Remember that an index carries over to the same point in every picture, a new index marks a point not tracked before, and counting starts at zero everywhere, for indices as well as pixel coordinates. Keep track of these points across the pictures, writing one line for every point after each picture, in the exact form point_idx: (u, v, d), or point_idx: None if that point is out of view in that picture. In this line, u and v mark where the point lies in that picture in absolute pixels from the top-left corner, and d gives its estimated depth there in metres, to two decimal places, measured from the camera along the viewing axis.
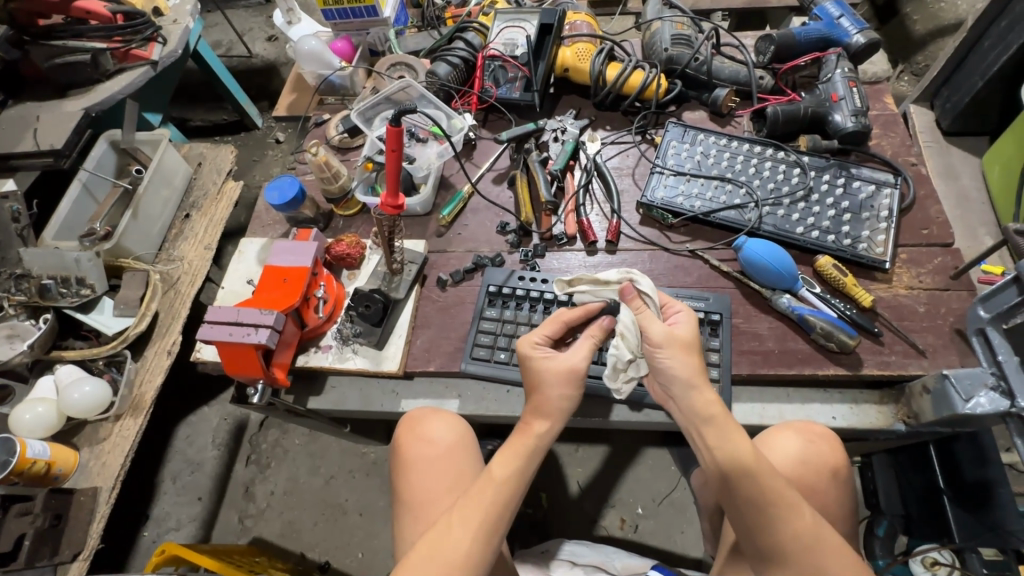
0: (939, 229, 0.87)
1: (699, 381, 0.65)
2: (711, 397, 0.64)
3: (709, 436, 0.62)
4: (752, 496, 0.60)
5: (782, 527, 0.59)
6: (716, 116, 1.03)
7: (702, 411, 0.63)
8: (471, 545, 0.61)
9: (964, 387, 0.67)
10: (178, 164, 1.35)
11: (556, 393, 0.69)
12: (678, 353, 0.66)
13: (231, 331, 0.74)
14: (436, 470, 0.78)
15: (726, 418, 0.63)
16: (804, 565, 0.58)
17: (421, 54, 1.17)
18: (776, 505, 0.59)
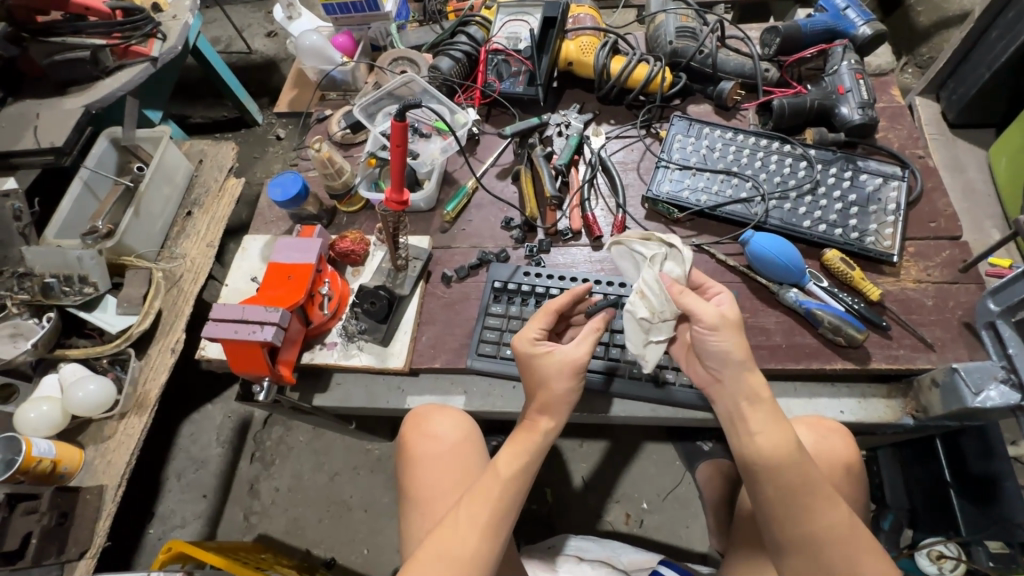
0: (947, 222, 0.86)
1: (749, 364, 0.63)
2: (759, 380, 0.63)
3: (749, 424, 0.62)
4: (785, 487, 0.59)
5: (812, 520, 0.59)
6: (721, 109, 1.02)
7: (744, 397, 0.62)
8: (481, 541, 0.61)
9: (973, 380, 0.66)
10: (179, 161, 1.34)
11: (560, 386, 0.68)
12: (727, 335, 0.63)
13: (237, 329, 0.73)
14: (445, 466, 0.77)
15: (771, 406, 0.62)
16: (831, 557, 0.58)
17: (423, 48, 1.16)
18: (810, 496, 0.59)
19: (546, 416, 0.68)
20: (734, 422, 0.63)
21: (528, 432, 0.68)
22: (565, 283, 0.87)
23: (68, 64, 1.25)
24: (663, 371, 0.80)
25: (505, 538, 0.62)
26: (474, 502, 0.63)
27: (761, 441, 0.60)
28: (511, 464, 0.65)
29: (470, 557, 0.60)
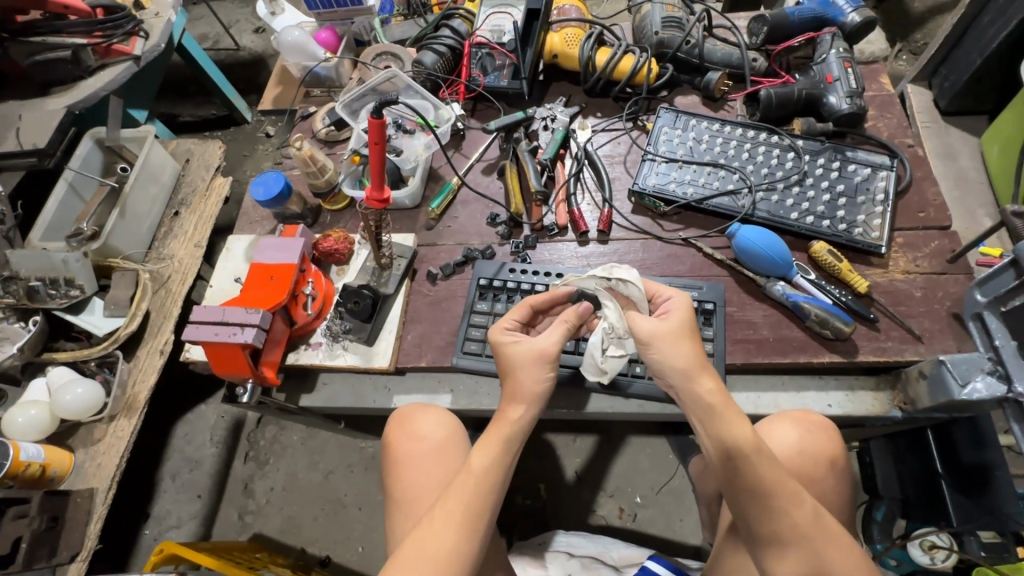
0: (937, 212, 0.85)
1: (695, 371, 0.63)
2: (711, 386, 0.62)
3: (707, 426, 0.61)
4: (753, 487, 0.59)
5: (783, 519, 0.58)
6: (708, 101, 1.01)
7: (699, 400, 0.62)
8: (457, 541, 0.60)
9: (959, 372, 0.66)
10: (165, 161, 1.33)
11: (530, 376, 0.67)
12: (671, 343, 0.64)
13: (217, 331, 0.73)
14: (428, 465, 0.77)
15: (725, 406, 0.62)
16: (809, 556, 0.58)
17: (408, 42, 1.14)
18: (777, 496, 0.59)
19: (520, 408, 0.66)
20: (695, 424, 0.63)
21: (499, 425, 0.66)
22: (551, 280, 0.87)
23: (49, 64, 1.23)
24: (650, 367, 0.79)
25: (483, 536, 0.62)
26: (447, 501, 0.63)
27: (721, 441, 0.60)
28: (484, 460, 0.64)
29: (446, 558, 0.59)
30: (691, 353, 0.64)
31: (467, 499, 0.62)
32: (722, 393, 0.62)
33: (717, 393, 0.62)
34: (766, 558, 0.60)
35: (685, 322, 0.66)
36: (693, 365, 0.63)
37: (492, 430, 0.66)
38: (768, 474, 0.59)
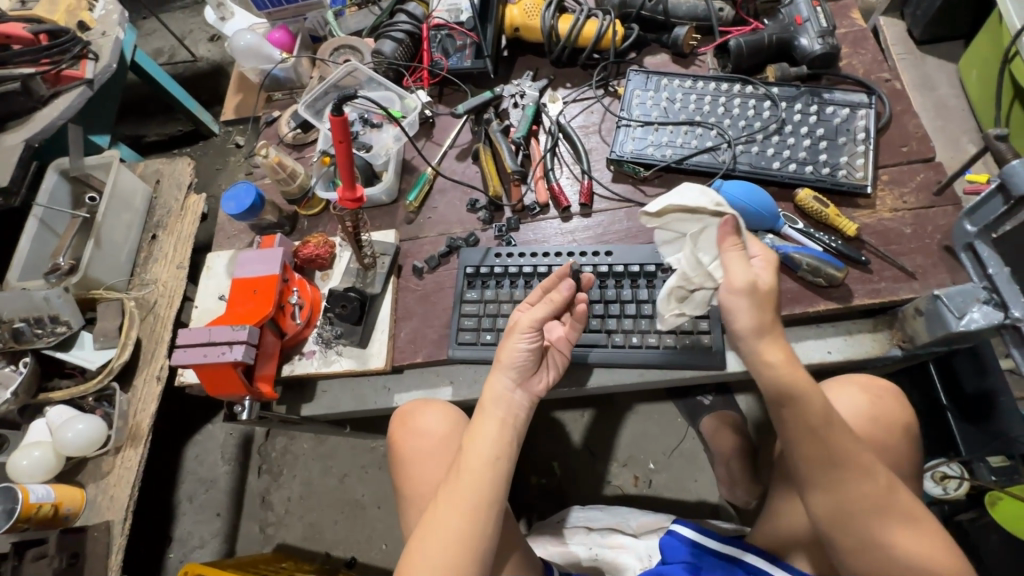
0: (919, 144, 0.83)
1: (771, 337, 0.60)
2: (778, 355, 0.60)
3: (773, 394, 0.60)
4: (815, 438, 0.59)
5: (835, 468, 0.59)
6: (678, 58, 0.98)
7: (765, 368, 0.60)
8: (467, 524, 0.60)
9: (956, 305, 0.65)
10: (135, 185, 1.30)
11: (516, 353, 0.68)
12: (732, 306, 0.61)
13: (205, 352, 0.71)
14: (436, 459, 0.77)
15: (798, 376, 0.59)
16: (862, 500, 0.58)
17: (364, 33, 1.10)
18: (832, 444, 0.59)
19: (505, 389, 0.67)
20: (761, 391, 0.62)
21: (488, 408, 0.66)
22: (537, 260, 0.86)
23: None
24: (645, 336, 0.79)
25: (493, 518, 0.61)
26: (446, 493, 0.62)
27: (789, 412, 0.59)
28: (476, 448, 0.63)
29: (453, 549, 0.59)
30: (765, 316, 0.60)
31: (467, 492, 0.61)
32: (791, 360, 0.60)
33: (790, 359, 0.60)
34: (815, 501, 0.60)
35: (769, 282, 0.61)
36: (763, 326, 0.60)
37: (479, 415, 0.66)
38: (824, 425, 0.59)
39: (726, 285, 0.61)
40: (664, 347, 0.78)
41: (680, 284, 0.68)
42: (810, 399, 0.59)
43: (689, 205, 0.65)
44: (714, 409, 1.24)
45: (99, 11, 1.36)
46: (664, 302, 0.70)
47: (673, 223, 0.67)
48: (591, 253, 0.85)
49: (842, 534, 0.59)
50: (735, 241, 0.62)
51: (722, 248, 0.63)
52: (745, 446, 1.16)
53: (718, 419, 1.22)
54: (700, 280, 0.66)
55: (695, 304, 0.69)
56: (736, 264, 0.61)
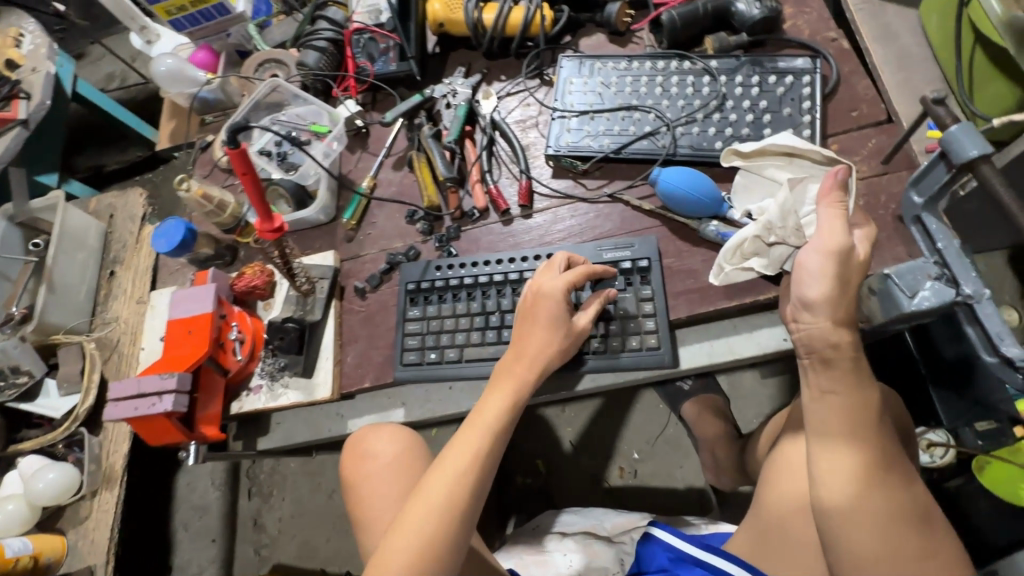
0: (870, 107, 0.78)
1: (846, 319, 0.56)
2: (833, 338, 0.55)
3: (820, 379, 0.56)
4: (840, 409, 0.55)
5: (850, 449, 0.54)
6: (615, 37, 0.92)
7: (821, 349, 0.56)
8: (435, 529, 0.62)
9: (906, 283, 0.61)
10: (87, 222, 1.28)
11: (538, 348, 0.71)
12: (814, 273, 0.56)
13: (136, 405, 0.70)
14: (385, 485, 0.74)
15: (860, 369, 0.56)
16: (882, 487, 0.53)
17: (288, 44, 1.05)
18: (859, 421, 0.55)
19: (511, 396, 0.69)
20: (806, 375, 0.58)
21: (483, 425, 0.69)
22: (479, 270, 0.82)
23: None
24: (591, 341, 0.74)
25: (462, 528, 0.64)
26: (421, 500, 0.64)
27: (832, 402, 0.56)
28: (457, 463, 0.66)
29: (418, 553, 0.61)
30: (846, 294, 0.55)
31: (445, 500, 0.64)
32: (854, 345, 0.56)
33: (858, 344, 0.56)
34: (825, 483, 0.55)
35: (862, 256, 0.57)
36: (840, 300, 0.55)
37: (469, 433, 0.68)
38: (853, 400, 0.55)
39: (817, 244, 0.56)
40: (611, 352, 0.74)
41: (757, 235, 0.67)
42: (867, 394, 0.55)
43: (785, 146, 0.69)
44: (694, 394, 1.21)
45: (28, 46, 1.32)
46: (733, 252, 0.69)
47: (767, 169, 0.71)
48: (533, 257, 0.81)
49: (845, 533, 0.53)
50: (837, 198, 0.57)
51: (820, 203, 0.57)
52: (727, 430, 1.13)
53: (699, 404, 1.19)
54: (783, 231, 0.65)
55: (769, 260, 0.68)
56: (834, 225, 0.56)
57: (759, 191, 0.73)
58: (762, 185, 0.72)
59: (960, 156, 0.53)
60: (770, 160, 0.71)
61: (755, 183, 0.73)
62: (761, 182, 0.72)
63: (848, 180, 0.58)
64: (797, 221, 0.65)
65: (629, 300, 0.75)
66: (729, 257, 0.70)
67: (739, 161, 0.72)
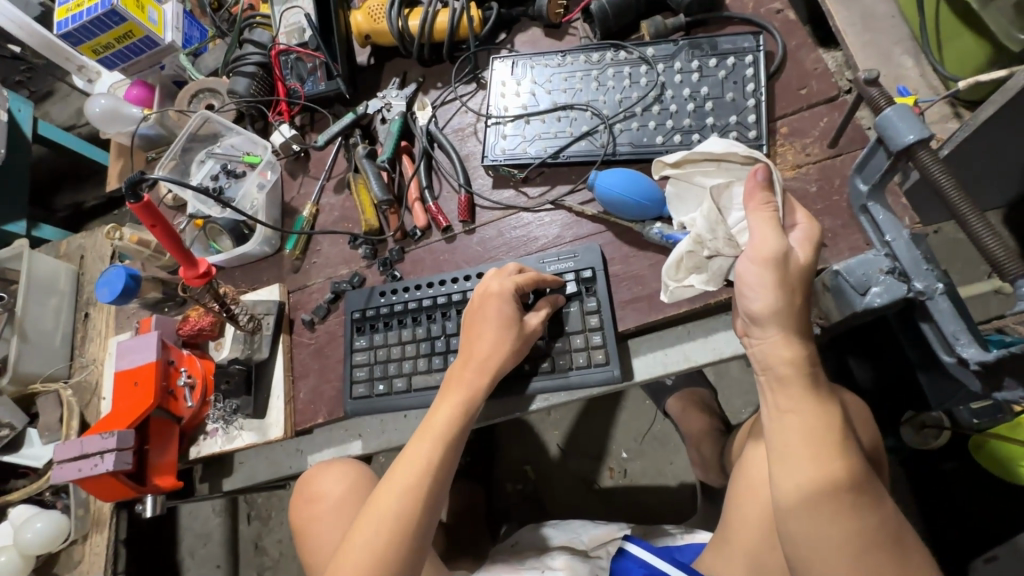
0: (820, 82, 0.72)
1: (799, 332, 0.54)
2: (787, 353, 0.54)
3: (778, 399, 0.54)
4: (804, 426, 0.52)
5: (814, 465, 0.51)
6: (550, 30, 0.87)
7: (776, 367, 0.54)
8: (384, 544, 0.59)
9: (858, 279, 0.58)
10: (56, 267, 1.27)
11: (488, 351, 0.67)
12: (757, 284, 0.54)
13: (79, 467, 0.71)
14: (334, 523, 0.74)
15: (818, 383, 0.54)
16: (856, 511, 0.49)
17: (221, 71, 1.02)
18: (823, 438, 0.51)
19: (460, 402, 0.66)
20: (765, 394, 0.56)
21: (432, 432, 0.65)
22: (423, 293, 0.79)
23: None
24: (538, 361, 0.71)
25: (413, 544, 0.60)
26: (371, 515, 0.61)
27: (791, 423, 0.53)
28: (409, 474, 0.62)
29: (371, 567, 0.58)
30: (793, 300, 0.54)
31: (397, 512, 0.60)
32: (809, 360, 0.54)
33: (814, 358, 0.54)
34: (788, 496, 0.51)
35: (804, 259, 0.56)
36: (787, 312, 0.54)
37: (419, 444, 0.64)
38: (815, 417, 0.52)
39: (749, 252, 0.54)
40: (560, 371, 0.70)
41: (690, 249, 0.61)
42: (830, 410, 0.52)
43: (714, 151, 0.60)
44: (678, 388, 1.17)
45: None
46: (672, 269, 0.62)
47: (698, 176, 0.63)
48: (476, 276, 0.77)
49: (813, 560, 0.50)
50: (765, 199, 0.55)
51: (748, 207, 0.56)
52: (713, 425, 1.09)
53: (684, 399, 1.15)
54: (715, 242, 0.59)
55: (710, 275, 0.61)
56: (765, 229, 0.54)
57: (691, 199, 0.64)
58: (693, 193, 0.64)
59: (897, 141, 0.50)
60: (697, 166, 0.63)
61: (684, 192, 0.64)
62: (692, 190, 0.64)
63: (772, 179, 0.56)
64: (727, 231, 0.58)
65: (575, 315, 0.71)
66: (671, 274, 0.63)
67: (668, 171, 0.64)
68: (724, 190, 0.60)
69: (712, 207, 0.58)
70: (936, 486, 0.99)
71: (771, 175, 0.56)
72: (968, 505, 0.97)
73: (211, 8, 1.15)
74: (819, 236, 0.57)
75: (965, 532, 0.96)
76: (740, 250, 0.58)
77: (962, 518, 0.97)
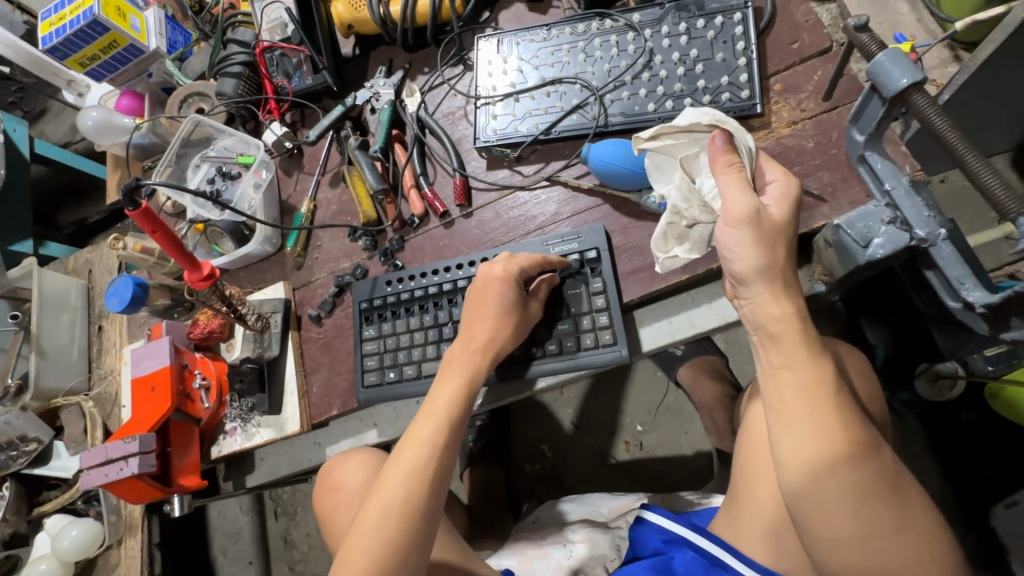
0: (811, 35, 0.71)
1: (787, 287, 0.54)
2: (775, 311, 0.53)
3: (770, 356, 0.54)
4: (801, 385, 0.52)
5: (812, 422, 0.50)
6: (533, 4, 0.86)
7: (767, 324, 0.54)
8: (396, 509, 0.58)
9: (859, 232, 0.57)
10: (65, 283, 1.29)
11: (484, 327, 0.68)
12: (738, 245, 0.55)
13: (107, 472, 0.72)
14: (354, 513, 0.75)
15: (809, 340, 0.53)
16: (858, 464, 0.49)
17: (207, 74, 1.02)
18: (821, 395, 0.51)
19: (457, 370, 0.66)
20: (759, 353, 0.56)
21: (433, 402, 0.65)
22: (427, 281, 0.79)
23: None
24: (547, 343, 0.71)
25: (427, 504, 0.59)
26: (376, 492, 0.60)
27: (786, 379, 0.52)
28: (420, 454, 0.61)
29: (381, 551, 0.56)
30: (774, 257, 0.54)
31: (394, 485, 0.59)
32: (798, 315, 0.53)
33: (803, 313, 0.53)
34: (788, 458, 0.51)
35: (780, 215, 0.56)
36: (770, 269, 0.54)
37: (427, 422, 0.63)
38: (812, 375, 0.52)
39: (723, 216, 0.55)
40: (568, 351, 0.70)
41: (670, 222, 0.62)
42: (825, 367, 0.52)
43: (681, 125, 0.59)
44: (688, 358, 1.18)
45: None
46: (659, 242, 0.64)
47: (670, 150, 0.62)
48: (478, 260, 0.77)
49: (815, 509, 0.50)
50: (731, 160, 0.57)
51: (716, 171, 0.57)
52: (725, 392, 1.10)
53: (694, 368, 1.16)
54: (692, 211, 0.61)
55: (692, 242, 0.64)
56: (734, 190, 0.55)
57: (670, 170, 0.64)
58: (667, 165, 0.63)
59: (891, 87, 0.49)
60: (666, 139, 0.62)
61: (658, 167, 0.64)
62: (667, 163, 0.63)
63: (730, 142, 0.57)
64: (702, 199, 0.60)
65: (580, 294, 0.71)
66: (659, 247, 0.64)
67: (645, 146, 0.63)
68: (693, 160, 0.61)
69: (683, 178, 0.60)
70: (951, 436, 0.99)
71: (731, 138, 0.58)
72: (987, 452, 0.97)
73: (192, 10, 1.13)
74: (796, 190, 0.57)
75: (982, 478, 0.97)
76: (717, 216, 0.60)
77: (980, 466, 0.97)
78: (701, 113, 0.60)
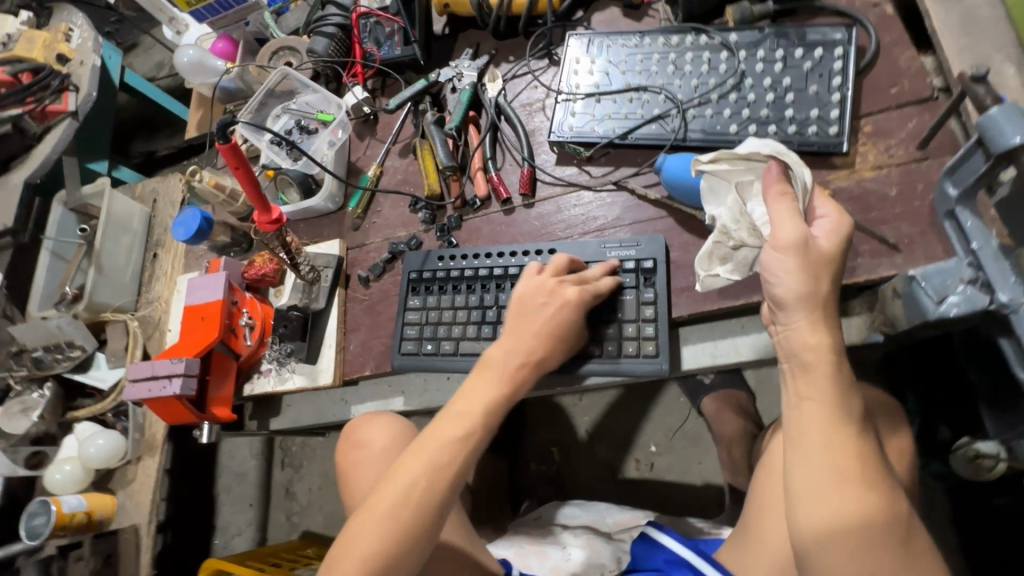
0: (913, 82, 0.69)
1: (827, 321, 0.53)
2: (809, 339, 0.52)
3: (798, 386, 0.53)
4: (826, 424, 0.50)
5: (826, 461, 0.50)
6: (629, 10, 0.86)
7: (800, 353, 0.53)
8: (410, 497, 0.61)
9: (934, 288, 0.56)
10: (132, 207, 1.35)
11: (535, 340, 0.68)
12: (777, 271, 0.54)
13: (150, 387, 0.75)
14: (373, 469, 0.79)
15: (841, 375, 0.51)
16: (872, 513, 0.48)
17: (302, 30, 1.07)
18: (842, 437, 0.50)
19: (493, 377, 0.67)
20: (786, 381, 0.54)
21: (467, 401, 0.66)
22: (479, 262, 0.80)
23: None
24: (586, 344, 0.71)
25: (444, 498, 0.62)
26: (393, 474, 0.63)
27: (809, 414, 0.51)
28: (440, 451, 0.63)
29: (391, 529, 0.60)
30: (819, 286, 0.53)
31: (412, 474, 0.62)
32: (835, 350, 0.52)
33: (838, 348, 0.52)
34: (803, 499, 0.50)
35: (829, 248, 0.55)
36: (813, 297, 0.53)
37: (451, 422, 0.65)
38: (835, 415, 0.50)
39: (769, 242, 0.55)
40: (608, 356, 0.70)
41: (716, 241, 0.62)
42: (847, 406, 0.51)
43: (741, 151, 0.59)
44: (715, 388, 1.16)
45: (76, 40, 1.40)
46: (702, 261, 0.64)
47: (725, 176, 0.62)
48: (534, 252, 0.78)
49: (825, 560, 0.49)
50: (783, 189, 0.56)
51: (767, 198, 0.56)
52: (748, 429, 1.08)
53: (720, 400, 1.14)
54: (740, 233, 0.60)
55: (735, 264, 0.63)
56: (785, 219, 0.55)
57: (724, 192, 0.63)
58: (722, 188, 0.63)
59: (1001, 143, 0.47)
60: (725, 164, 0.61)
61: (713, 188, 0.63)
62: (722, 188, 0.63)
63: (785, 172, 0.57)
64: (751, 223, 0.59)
65: (629, 303, 0.71)
66: (701, 265, 0.64)
67: (702, 167, 0.62)
68: (747, 185, 0.61)
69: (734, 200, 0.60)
70: (979, 518, 0.95)
71: (786, 170, 0.57)
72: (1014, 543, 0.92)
73: None
74: (847, 228, 0.56)
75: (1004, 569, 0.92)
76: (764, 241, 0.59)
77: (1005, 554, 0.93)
78: (762, 143, 0.59)
